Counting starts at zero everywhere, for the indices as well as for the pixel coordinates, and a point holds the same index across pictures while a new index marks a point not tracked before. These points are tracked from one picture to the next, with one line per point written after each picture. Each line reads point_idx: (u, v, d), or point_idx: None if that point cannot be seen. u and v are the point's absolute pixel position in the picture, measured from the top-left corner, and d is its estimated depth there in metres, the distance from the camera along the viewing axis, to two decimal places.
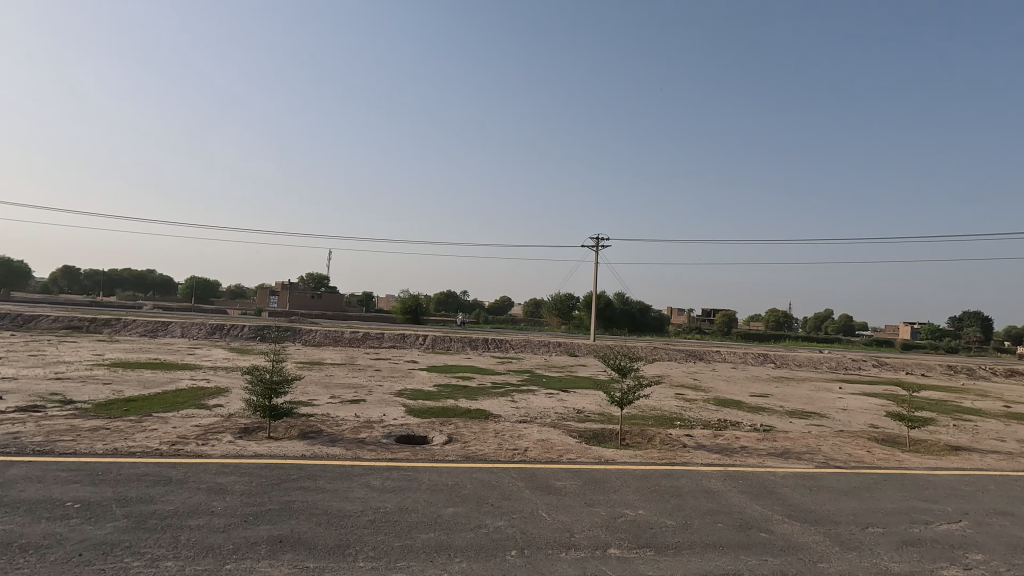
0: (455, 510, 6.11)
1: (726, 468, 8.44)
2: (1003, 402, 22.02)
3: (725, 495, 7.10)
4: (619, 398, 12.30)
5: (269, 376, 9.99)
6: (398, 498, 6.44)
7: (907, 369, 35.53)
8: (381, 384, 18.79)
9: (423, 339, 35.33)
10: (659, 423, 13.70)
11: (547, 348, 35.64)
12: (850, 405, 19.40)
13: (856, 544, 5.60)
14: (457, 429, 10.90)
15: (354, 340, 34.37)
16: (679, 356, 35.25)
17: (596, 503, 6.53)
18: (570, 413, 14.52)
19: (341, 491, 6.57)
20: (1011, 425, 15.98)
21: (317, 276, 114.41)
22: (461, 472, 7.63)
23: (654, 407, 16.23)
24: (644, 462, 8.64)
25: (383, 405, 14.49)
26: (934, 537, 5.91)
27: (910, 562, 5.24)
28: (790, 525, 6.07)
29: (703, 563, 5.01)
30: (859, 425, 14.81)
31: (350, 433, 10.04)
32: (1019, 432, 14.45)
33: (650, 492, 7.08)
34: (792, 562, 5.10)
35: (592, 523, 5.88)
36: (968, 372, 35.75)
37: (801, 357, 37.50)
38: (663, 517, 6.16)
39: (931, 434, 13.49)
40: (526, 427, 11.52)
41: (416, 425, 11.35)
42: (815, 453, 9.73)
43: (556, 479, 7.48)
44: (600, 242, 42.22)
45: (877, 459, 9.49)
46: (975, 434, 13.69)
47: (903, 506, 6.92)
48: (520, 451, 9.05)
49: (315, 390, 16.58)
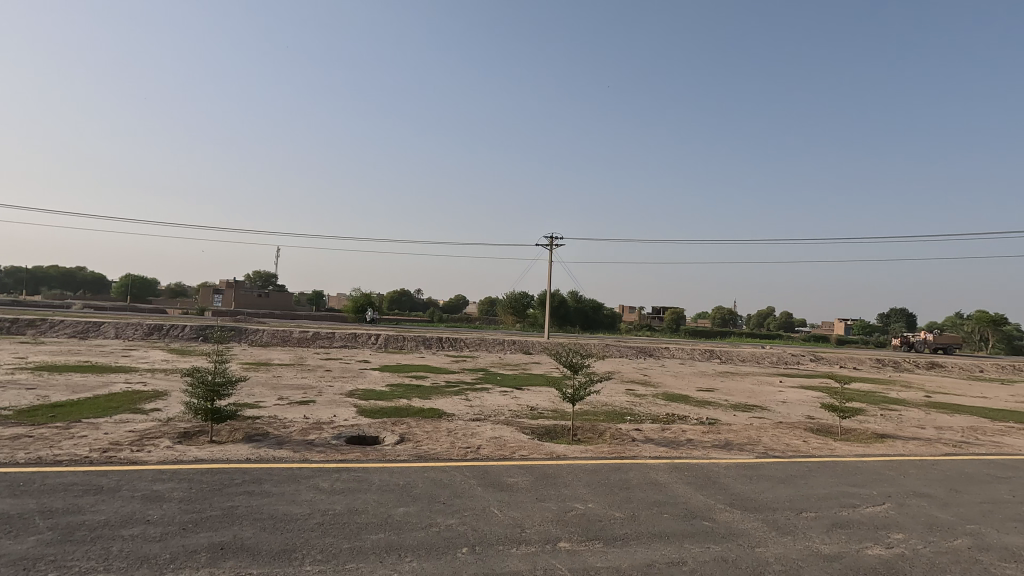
0: (406, 509, 6.05)
1: (672, 460, 8.72)
2: (925, 393, 23.67)
3: (671, 486, 7.34)
4: (571, 394, 12.46)
5: (211, 378, 9.59)
6: (347, 499, 6.32)
7: (839, 363, 37.64)
8: (331, 385, 18.30)
9: (376, 338, 34.76)
10: (610, 418, 13.96)
11: (502, 346, 35.77)
12: (788, 397, 20.44)
13: (789, 529, 5.91)
14: (409, 428, 10.82)
15: (303, 340, 33.35)
16: (629, 353, 36.10)
17: (547, 499, 6.61)
18: (523, 411, 14.62)
19: (288, 495, 6.39)
20: (931, 413, 17.26)
21: (265, 275, 110.54)
22: (413, 471, 7.57)
23: (605, 403, 16.59)
24: (594, 456, 8.81)
25: (333, 406, 14.18)
26: (860, 519, 6.30)
27: (839, 543, 5.58)
28: (731, 513, 6.32)
29: (650, 553, 5.15)
30: (796, 417, 15.58)
31: (299, 435, 9.79)
32: (936, 420, 15.66)
33: (601, 486, 7.21)
34: (732, 548, 5.32)
35: (543, 518, 5.95)
36: (894, 365, 38.29)
37: (745, 353, 39.15)
38: (612, 509, 6.31)
39: (860, 423, 14.35)
40: (479, 425, 11.53)
41: (367, 426, 11.20)
42: (755, 444, 10.21)
43: (508, 476, 7.53)
44: (554, 241, 42.68)
45: (812, 449, 10.01)
46: (899, 422, 14.69)
47: (834, 491, 7.35)
48: (473, 449, 9.04)
49: (262, 392, 16.01)
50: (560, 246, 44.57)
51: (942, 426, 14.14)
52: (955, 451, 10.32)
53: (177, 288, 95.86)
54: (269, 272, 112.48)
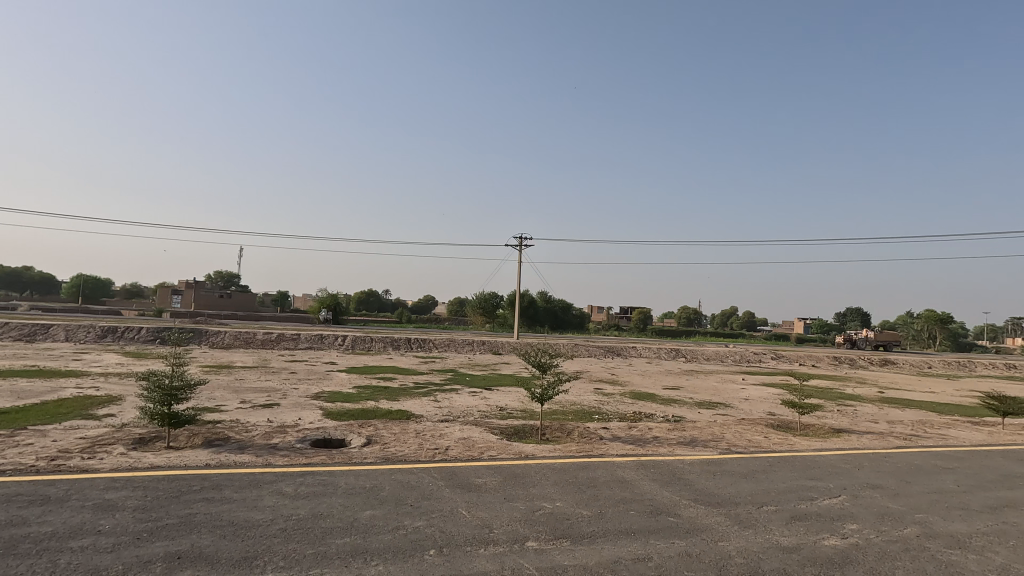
0: (373, 513, 5.97)
1: (638, 458, 8.86)
2: (878, 389, 24.69)
3: (638, 483, 7.45)
4: (539, 393, 12.50)
5: (168, 382, 9.26)
6: (312, 504, 6.19)
7: (799, 361, 38.88)
8: (297, 387, 17.90)
9: (342, 340, 34.17)
10: (579, 417, 14.07)
11: (471, 346, 35.66)
12: (750, 394, 21.02)
13: (751, 522, 6.07)
14: (377, 430, 10.67)
15: (267, 341, 32.54)
16: (598, 352, 36.51)
17: (515, 499, 6.61)
18: (492, 411, 14.60)
19: (249, 500, 6.22)
20: (884, 408, 18.00)
21: (227, 275, 107.40)
22: (379, 474, 7.46)
23: (574, 402, 16.72)
24: (563, 455, 8.87)
25: (298, 409, 13.87)
26: (818, 511, 6.52)
27: (797, 535, 5.76)
28: (695, 509, 6.46)
29: (617, 549, 5.22)
30: (759, 413, 16.02)
31: (261, 439, 9.54)
32: (889, 414, 16.34)
33: (568, 485, 7.26)
34: (696, 543, 5.43)
35: (511, 518, 5.96)
36: (850, 362, 39.83)
37: (710, 351, 40.05)
38: (579, 508, 6.36)
39: (818, 419, 14.88)
40: (447, 426, 11.47)
41: (333, 428, 11.00)
42: (719, 440, 10.45)
43: (477, 476, 7.51)
44: (523, 241, 42.72)
45: (772, 444, 10.30)
46: (854, 417, 15.28)
47: (793, 485, 7.58)
48: (441, 450, 8.98)
49: (223, 395, 15.53)
50: (530, 247, 44.87)
51: (893, 420, 14.78)
52: (905, 444, 10.81)
53: (133, 288, 92.22)
54: (231, 272, 109.34)
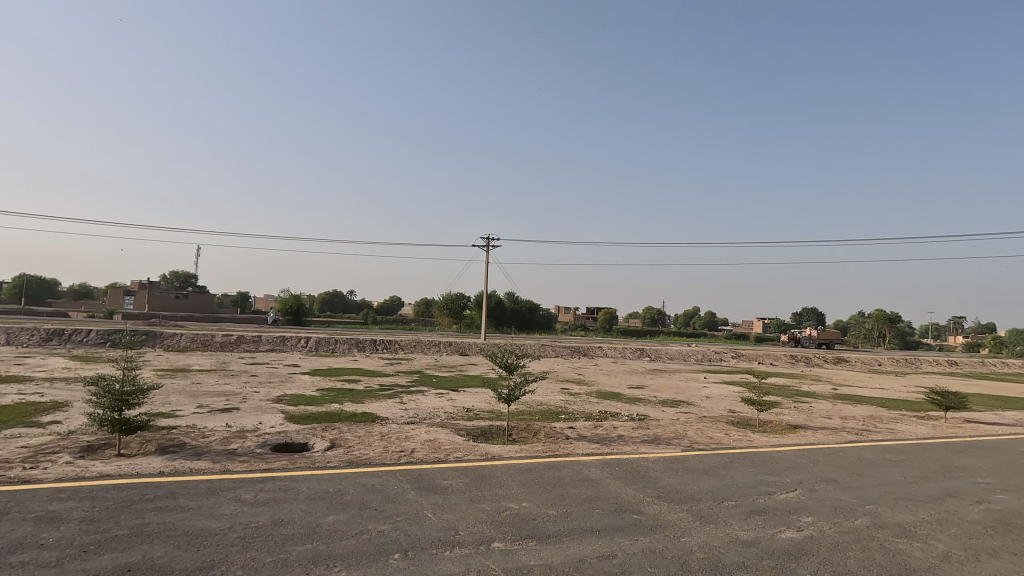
0: (335, 518, 5.85)
1: (604, 456, 8.96)
2: (832, 386, 25.67)
3: (603, 481, 7.55)
4: (506, 394, 12.48)
5: (118, 387, 8.87)
6: (272, 510, 6.03)
7: (758, 359, 40.08)
8: (257, 391, 17.42)
9: (306, 342, 33.42)
10: (545, 417, 14.14)
11: (438, 347, 35.40)
12: (712, 392, 21.55)
13: (712, 518, 6.21)
14: (340, 434, 10.48)
15: (226, 344, 31.53)
16: (564, 352, 36.79)
17: (481, 500, 6.59)
18: (459, 413, 14.54)
19: (206, 508, 6.01)
20: (837, 404, 18.74)
21: (183, 276, 103.73)
22: (343, 478, 7.32)
23: (541, 402, 16.80)
24: (529, 456, 8.88)
25: (259, 413, 13.49)
26: (775, 505, 6.73)
27: (756, 528, 5.92)
28: (659, 506, 6.57)
29: (582, 548, 5.26)
30: (719, 411, 16.46)
31: (219, 444, 9.24)
32: (841, 410, 17.02)
33: (534, 485, 7.28)
34: (659, 539, 5.53)
35: (477, 519, 5.94)
36: (806, 360, 41.34)
37: (674, 351, 40.88)
38: (545, 507, 6.38)
39: (775, 415, 15.37)
40: (413, 428, 11.35)
41: (296, 432, 10.74)
42: (681, 437, 10.68)
43: (443, 478, 7.46)
44: (490, 241, 42.61)
45: (733, 441, 10.57)
46: (810, 414, 15.85)
47: (752, 480, 7.80)
48: (407, 453, 8.88)
49: (179, 400, 14.96)
50: (497, 248, 44.90)
51: (846, 416, 15.39)
52: (856, 438, 11.27)
53: (82, 288, 88.25)
54: (187, 272, 105.65)
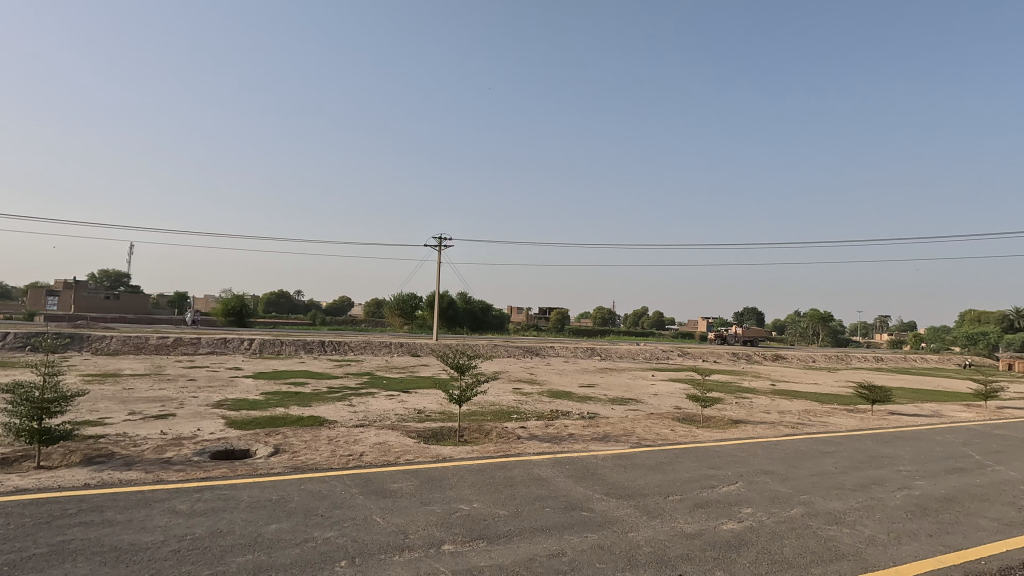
0: (279, 526, 5.65)
1: (554, 455, 9.05)
2: (770, 382, 26.96)
3: (552, 479, 7.63)
4: (457, 396, 12.37)
5: (38, 394, 8.23)
6: (210, 521, 5.76)
7: (702, 357, 41.58)
8: (195, 396, 16.59)
9: (249, 344, 32.15)
10: (496, 417, 14.16)
11: (389, 348, 34.84)
12: (659, 390, 22.20)
13: (658, 512, 6.37)
14: (285, 438, 10.14)
15: (162, 346, 29.90)
16: (516, 352, 36.95)
17: (431, 502, 6.52)
18: (410, 414, 14.36)
19: (137, 521, 5.66)
20: (775, 399, 19.66)
21: (114, 275, 97.81)
22: (287, 485, 7.06)
23: (493, 402, 16.83)
24: (480, 457, 8.85)
25: (197, 419, 12.85)
26: (717, 498, 6.98)
27: (699, 521, 6.13)
28: (607, 502, 6.69)
29: (532, 546, 5.29)
30: (666, 407, 16.97)
31: (152, 453, 8.75)
32: (778, 405, 17.87)
33: (485, 486, 7.27)
34: (607, 535, 5.63)
35: (428, 522, 5.86)
36: (747, 357, 43.22)
37: (623, 350, 41.80)
38: (496, 508, 6.38)
39: (717, 411, 15.98)
40: (362, 431, 11.12)
41: (237, 438, 10.30)
42: (630, 434, 10.93)
43: (392, 481, 7.33)
44: (442, 241, 42.35)
45: (678, 437, 10.89)
46: (750, 409, 16.58)
47: (697, 474, 8.07)
48: (355, 457, 8.67)
49: (108, 407, 14.05)
50: (449, 247, 44.47)
51: (782, 410, 16.19)
52: (792, 432, 11.85)
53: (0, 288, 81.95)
54: (119, 271, 99.55)
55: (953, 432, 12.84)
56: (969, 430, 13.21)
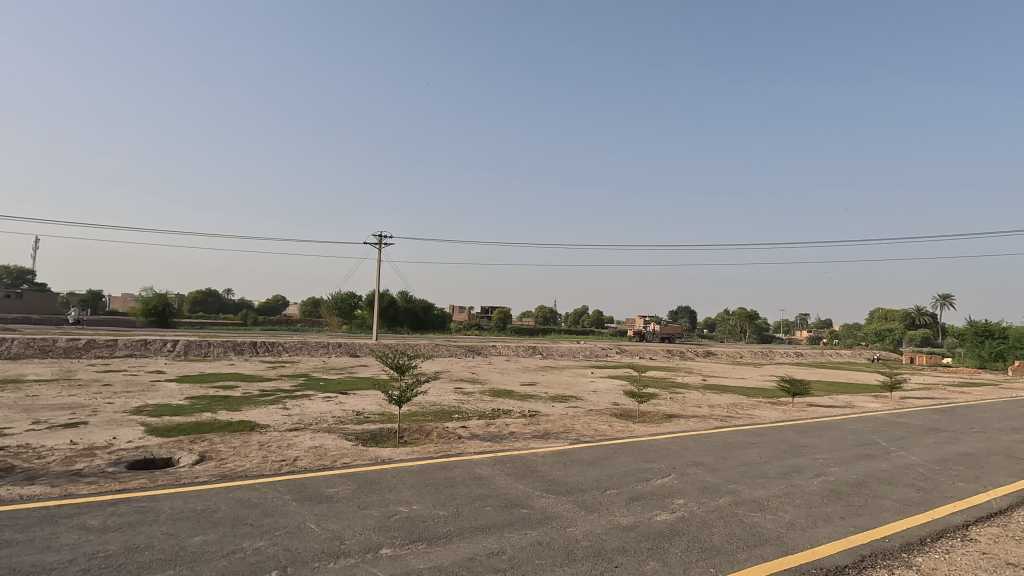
0: (205, 538, 5.34)
1: (494, 454, 9.07)
2: (701, 377, 28.23)
3: (493, 478, 7.64)
4: (397, 396, 12.13)
5: None
6: (127, 536, 5.37)
7: (639, 354, 42.97)
8: (110, 402, 15.39)
9: (172, 346, 30.21)
10: (437, 417, 14.01)
11: (326, 349, 33.77)
12: (598, 387, 22.72)
13: (596, 506, 6.52)
14: (212, 445, 9.61)
15: (72, 349, 27.56)
16: (458, 352, 36.76)
17: (369, 505, 6.38)
18: (348, 416, 13.98)
19: (40, 541, 5.19)
20: (706, 394, 20.58)
21: (17, 271, 89.30)
22: (214, 494, 6.70)
23: (434, 402, 16.67)
24: (420, 458, 8.72)
25: (112, 427, 11.94)
26: (652, 490, 7.23)
27: (634, 513, 6.32)
28: (547, 499, 6.77)
29: (472, 546, 5.27)
30: (605, 404, 17.40)
31: (60, 465, 8.05)
32: (709, 399, 18.73)
33: (425, 486, 7.18)
34: (546, 531, 5.70)
35: (365, 526, 5.72)
36: (680, 354, 45.04)
37: (564, 348, 42.51)
38: (436, 509, 6.32)
39: (653, 406, 16.56)
40: (297, 435, 10.72)
41: (157, 447, 9.66)
42: (569, 431, 11.12)
43: (328, 486, 7.10)
44: (383, 238, 41.41)
45: (616, 432, 11.18)
46: (683, 403, 17.27)
47: (632, 468, 8.33)
48: (289, 462, 8.34)
49: (8, 416, 12.80)
50: (391, 244, 43.49)
51: (712, 404, 16.98)
52: (721, 424, 12.44)
53: None
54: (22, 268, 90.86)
55: (862, 421, 13.93)
56: (877, 419, 14.35)
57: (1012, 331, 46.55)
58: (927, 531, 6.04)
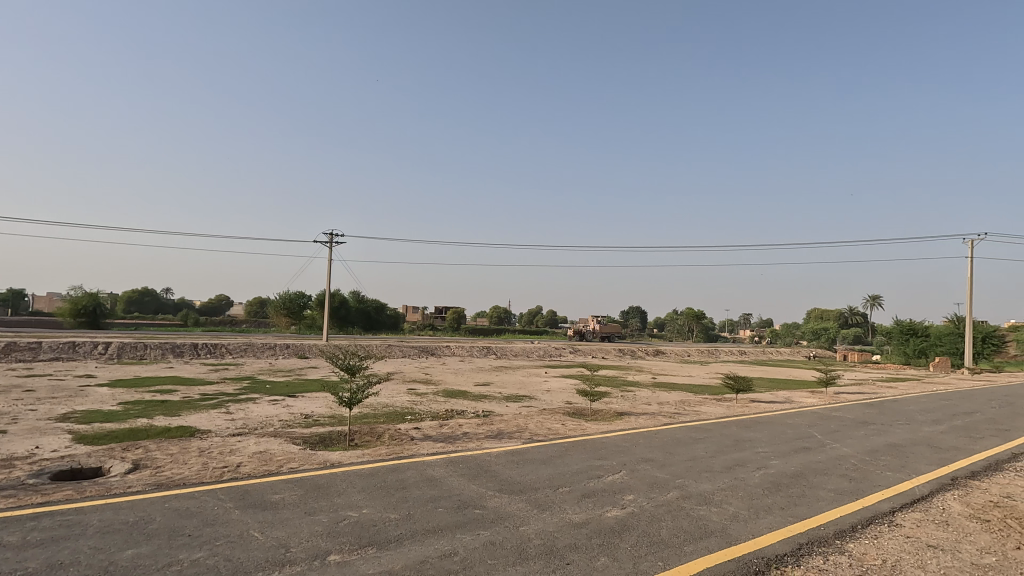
0: (137, 551, 5.04)
1: (447, 454, 8.99)
2: (650, 375, 28.94)
3: (446, 479, 7.56)
4: (347, 398, 11.83)
5: None
6: (49, 552, 5.00)
7: (592, 354, 43.70)
8: (32, 409, 14.30)
9: (103, 349, 28.44)
10: (389, 419, 13.75)
11: (273, 350, 32.62)
12: (551, 386, 22.93)
13: (548, 505, 6.57)
14: (147, 453, 9.09)
15: None
16: (412, 352, 36.30)
17: (317, 511, 6.18)
18: (295, 420, 13.54)
19: None
20: (656, 392, 21.12)
21: None
22: (149, 504, 6.34)
23: (386, 403, 16.37)
24: (371, 461, 8.53)
25: (34, 436, 11.10)
26: (602, 487, 7.34)
27: (586, 510, 6.40)
28: (500, 498, 6.77)
29: (423, 549, 5.19)
30: (558, 403, 17.56)
31: None
32: (659, 397, 19.24)
33: (376, 490, 7.03)
34: (499, 531, 5.68)
35: (312, 533, 5.54)
36: (632, 353, 46.09)
37: (518, 348, 42.71)
38: (387, 512, 6.19)
39: (605, 404, 16.84)
40: (241, 441, 10.29)
41: (85, 456, 9.05)
42: (522, 430, 11.14)
43: (273, 493, 6.84)
44: (334, 236, 40.46)
45: (568, 431, 11.29)
46: (634, 401, 17.64)
47: (584, 466, 8.43)
48: (231, 468, 7.99)
49: None
50: (342, 241, 42.16)
51: (662, 401, 17.42)
52: (669, 421, 12.78)
53: None
54: None
55: (801, 416, 14.61)
56: (813, 413, 15.13)
57: (933, 330, 50.12)
58: (857, 519, 6.40)
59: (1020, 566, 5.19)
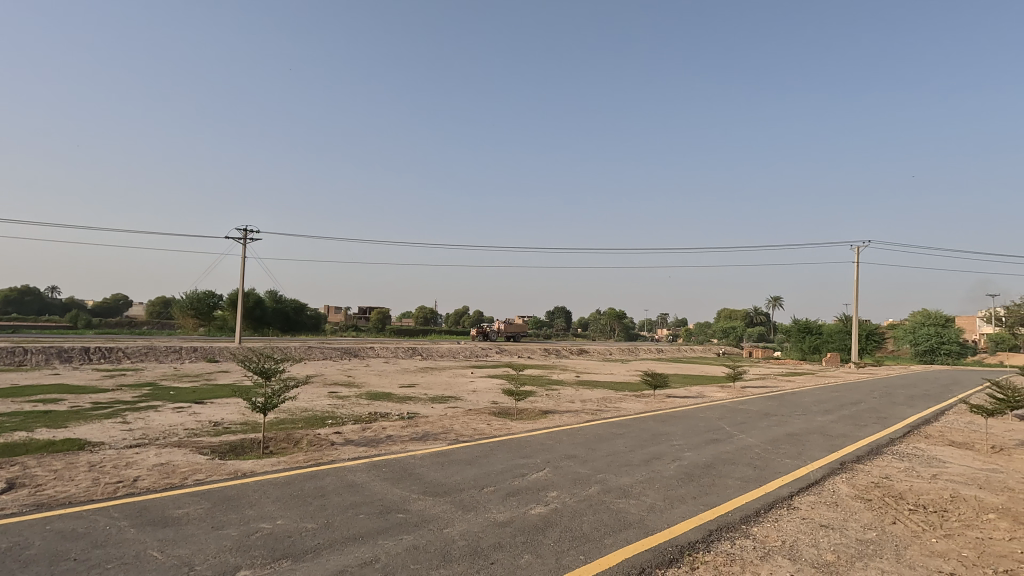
0: None
1: (369, 459, 8.72)
2: (575, 374, 29.65)
3: (368, 485, 7.32)
4: (262, 403, 11.18)
5: None
6: None
7: (518, 354, 44.12)
8: None
9: None
10: (308, 424, 13.13)
11: (179, 354, 30.28)
12: (476, 386, 22.91)
13: (472, 505, 6.54)
14: (26, 470, 8.12)
15: None
16: (333, 354, 34.95)
17: (226, 525, 5.80)
18: (203, 428, 12.62)
19: None
20: (579, 390, 21.64)
21: None
22: (28, 527, 5.67)
23: (305, 408, 15.65)
24: (287, 469, 8.10)
25: None
26: (527, 485, 7.40)
27: (510, 509, 6.42)
28: (424, 501, 6.66)
29: (342, 558, 4.99)
30: (483, 403, 17.55)
31: None
32: (582, 394, 19.71)
33: (292, 499, 6.69)
34: (422, 535, 5.58)
35: (220, 548, 5.19)
36: (557, 352, 47.01)
37: (444, 348, 42.33)
38: (305, 522, 5.91)
39: (530, 403, 17.03)
40: (140, 452, 9.45)
41: None
42: (447, 431, 11.02)
43: (176, 508, 6.32)
44: (248, 231, 38.14)
45: (494, 430, 11.30)
46: (558, 399, 17.97)
47: (509, 465, 8.46)
48: (127, 483, 7.31)
49: None
50: (257, 237, 39.60)
51: (584, 399, 17.85)
52: (592, 418, 13.13)
53: None
54: None
55: (712, 409, 15.51)
56: (723, 406, 16.13)
57: (826, 328, 54.99)
58: (760, 504, 6.87)
59: (896, 539, 5.79)
